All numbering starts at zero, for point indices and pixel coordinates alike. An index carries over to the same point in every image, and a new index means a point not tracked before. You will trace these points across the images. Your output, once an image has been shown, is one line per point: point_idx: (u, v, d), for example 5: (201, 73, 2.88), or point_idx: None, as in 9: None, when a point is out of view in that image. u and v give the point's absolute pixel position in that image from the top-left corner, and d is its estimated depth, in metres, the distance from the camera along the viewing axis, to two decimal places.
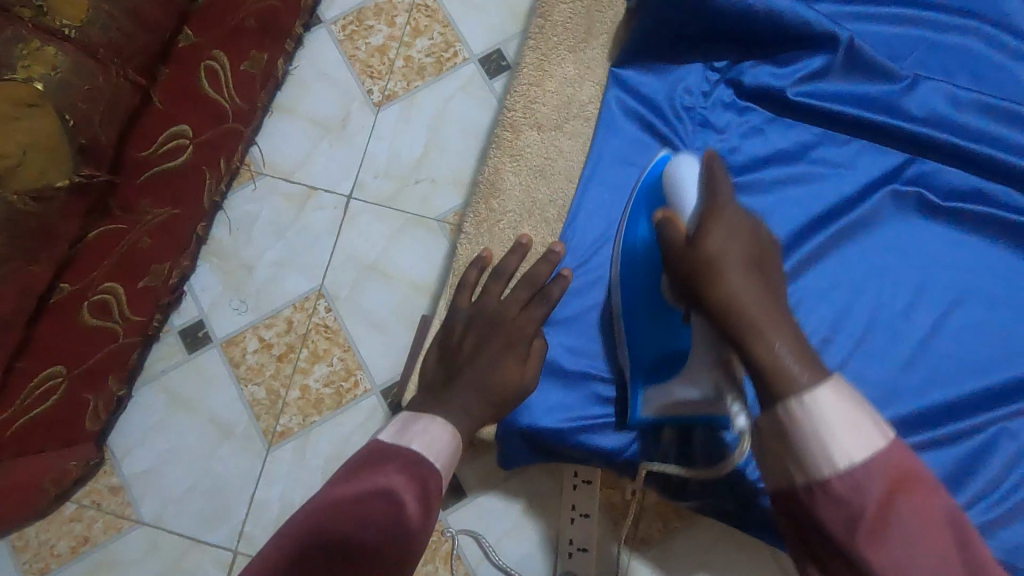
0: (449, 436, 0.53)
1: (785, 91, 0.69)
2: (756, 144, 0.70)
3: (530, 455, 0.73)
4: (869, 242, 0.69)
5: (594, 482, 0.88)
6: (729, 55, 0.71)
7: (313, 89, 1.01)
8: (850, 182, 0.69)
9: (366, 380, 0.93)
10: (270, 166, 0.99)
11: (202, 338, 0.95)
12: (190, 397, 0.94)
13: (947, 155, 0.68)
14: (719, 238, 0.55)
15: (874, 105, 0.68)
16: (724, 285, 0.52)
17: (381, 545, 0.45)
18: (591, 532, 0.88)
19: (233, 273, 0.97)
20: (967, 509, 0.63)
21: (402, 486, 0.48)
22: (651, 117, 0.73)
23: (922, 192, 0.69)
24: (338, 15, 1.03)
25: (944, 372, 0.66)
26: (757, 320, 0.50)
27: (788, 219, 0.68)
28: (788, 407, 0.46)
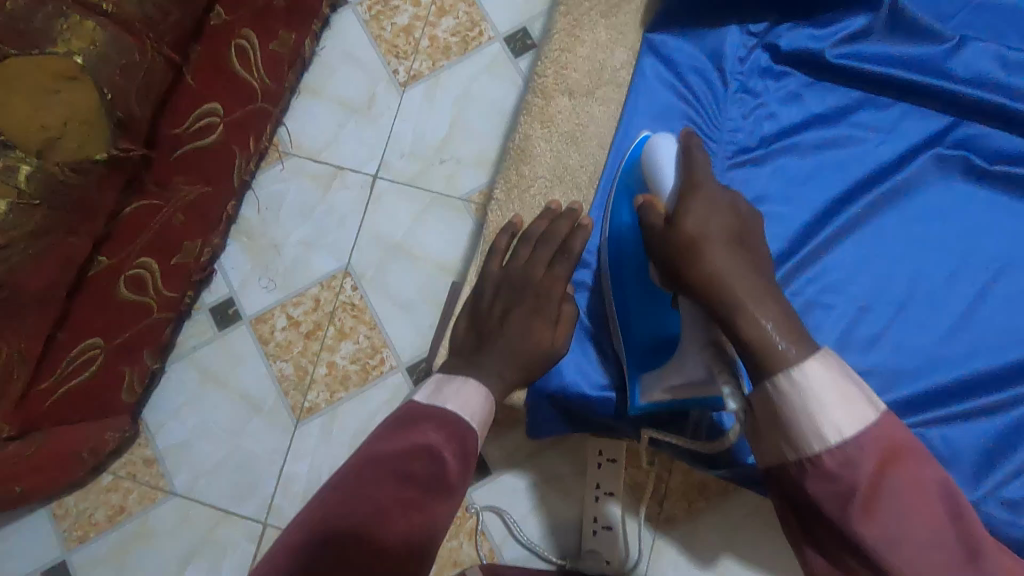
0: (484, 397, 0.54)
1: (824, 54, 0.66)
2: (793, 109, 0.67)
3: (556, 422, 0.70)
4: (909, 209, 0.66)
5: (618, 461, 0.87)
6: (768, 16, 0.68)
7: (342, 67, 1.01)
8: (891, 146, 0.66)
9: (393, 356, 0.94)
10: (298, 145, 1.00)
11: (232, 315, 0.97)
12: (221, 373, 0.96)
13: (993, 120, 0.65)
14: (697, 216, 0.53)
15: (919, 66, 0.65)
16: (703, 262, 0.51)
17: (421, 499, 0.46)
18: (615, 510, 0.87)
19: (262, 251, 0.98)
20: (1009, 483, 0.61)
21: (441, 444, 0.48)
22: (683, 86, 0.69)
23: (968, 156, 0.65)
24: None
25: (988, 342, 0.63)
26: (741, 296, 0.48)
27: (826, 186, 0.66)
28: (778, 386, 0.45)
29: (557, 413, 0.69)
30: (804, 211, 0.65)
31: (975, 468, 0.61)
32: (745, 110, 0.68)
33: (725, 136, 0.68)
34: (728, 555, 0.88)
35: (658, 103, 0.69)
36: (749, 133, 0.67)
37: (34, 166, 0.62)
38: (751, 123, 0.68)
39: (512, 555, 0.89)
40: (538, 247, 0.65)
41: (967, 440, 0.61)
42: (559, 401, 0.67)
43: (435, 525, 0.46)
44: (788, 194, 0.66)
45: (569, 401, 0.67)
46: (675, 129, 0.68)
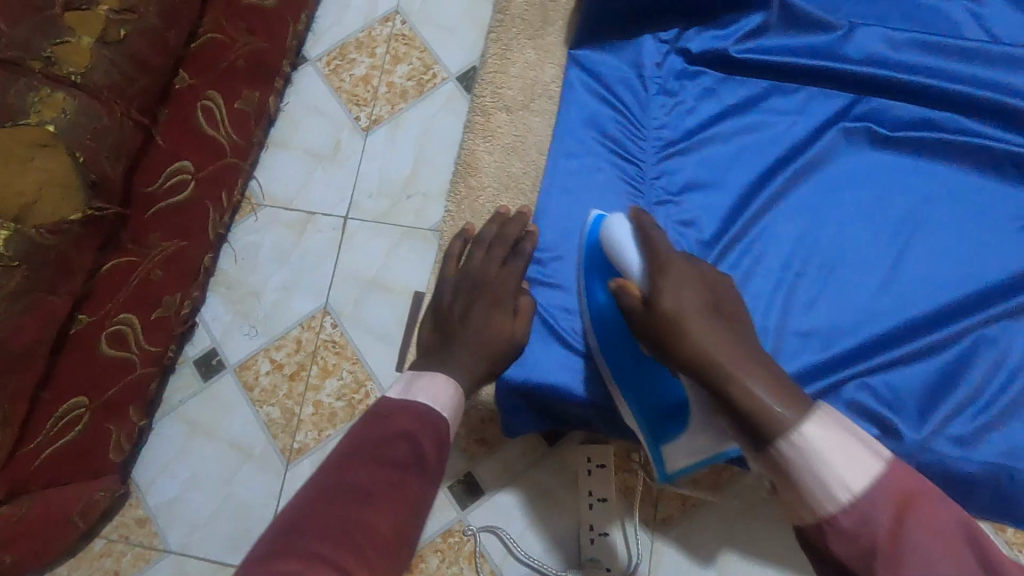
0: (453, 385, 0.57)
1: (728, 51, 0.72)
2: (710, 103, 0.73)
3: (525, 412, 0.71)
4: (825, 180, 0.70)
5: (607, 466, 0.89)
6: (675, 25, 0.74)
7: (304, 121, 1.07)
8: (802, 125, 0.71)
9: (376, 389, 0.96)
10: (269, 197, 1.05)
11: (216, 365, 0.99)
12: (208, 424, 0.97)
13: (895, 93, 0.70)
14: (671, 294, 0.57)
15: (815, 54, 0.71)
16: (689, 340, 0.54)
17: (403, 480, 0.49)
18: (610, 516, 0.88)
19: (240, 301, 1.01)
20: (957, 419, 0.64)
21: (418, 432, 0.52)
22: (609, 95, 0.74)
23: (870, 126, 0.71)
24: (324, 51, 1.10)
25: (914, 293, 0.66)
26: (725, 368, 0.51)
27: (747, 167, 0.70)
28: (781, 453, 0.47)
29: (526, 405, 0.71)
30: (731, 193, 0.70)
31: (920, 408, 0.64)
32: (666, 108, 0.73)
33: (651, 134, 0.73)
34: (728, 549, 0.88)
35: (588, 109, 0.74)
36: (673, 127, 0.73)
37: (12, 230, 0.65)
38: (672, 119, 0.73)
39: None
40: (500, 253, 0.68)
41: (911, 383, 0.64)
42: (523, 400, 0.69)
43: (417, 506, 0.49)
44: (715, 179, 0.70)
45: (540, 399, 0.69)
46: (605, 130, 0.73)
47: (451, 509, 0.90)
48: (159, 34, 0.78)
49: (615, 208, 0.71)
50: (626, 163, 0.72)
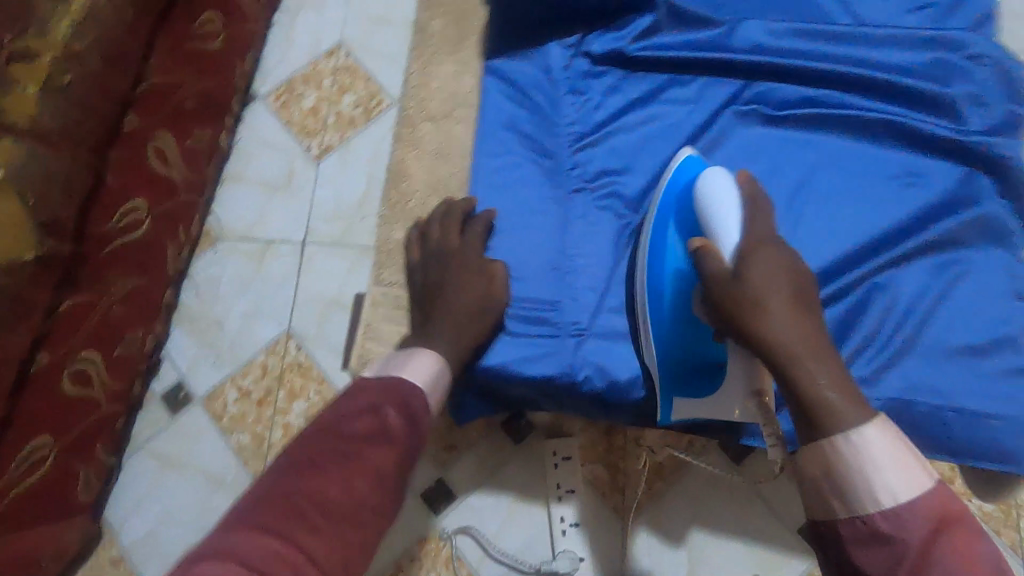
0: (427, 361, 0.64)
1: (626, 50, 0.78)
2: (616, 98, 0.78)
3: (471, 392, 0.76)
4: (728, 155, 0.76)
5: (572, 458, 0.92)
6: (579, 30, 0.80)
7: (258, 155, 1.12)
8: (699, 111, 0.77)
9: None
10: (227, 230, 1.08)
11: (184, 398, 1.00)
12: (179, 457, 0.97)
13: (779, 76, 0.76)
14: (761, 272, 0.57)
15: (706, 48, 0.77)
16: (767, 320, 0.54)
17: (364, 449, 0.55)
18: (579, 506, 0.90)
19: (205, 332, 1.03)
20: (859, 360, 0.69)
21: (387, 406, 0.58)
22: (525, 99, 0.79)
23: (761, 108, 0.76)
24: (273, 87, 1.15)
25: (814, 253, 0.72)
26: (799, 355, 0.53)
27: (652, 153, 0.77)
28: (836, 452, 0.49)
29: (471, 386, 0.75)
30: (645, 174, 0.76)
31: None
32: (577, 105, 0.79)
33: (565, 130, 0.78)
34: (696, 528, 0.90)
35: (504, 113, 0.78)
36: (585, 123, 0.78)
37: None
38: (583, 116, 0.78)
39: None
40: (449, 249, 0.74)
41: None
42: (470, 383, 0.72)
43: (380, 474, 0.54)
44: (624, 165, 0.77)
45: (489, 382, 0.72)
46: (522, 130, 0.78)
47: (425, 516, 0.92)
48: (103, 79, 0.81)
49: (542, 201, 0.76)
50: (545, 158, 0.78)
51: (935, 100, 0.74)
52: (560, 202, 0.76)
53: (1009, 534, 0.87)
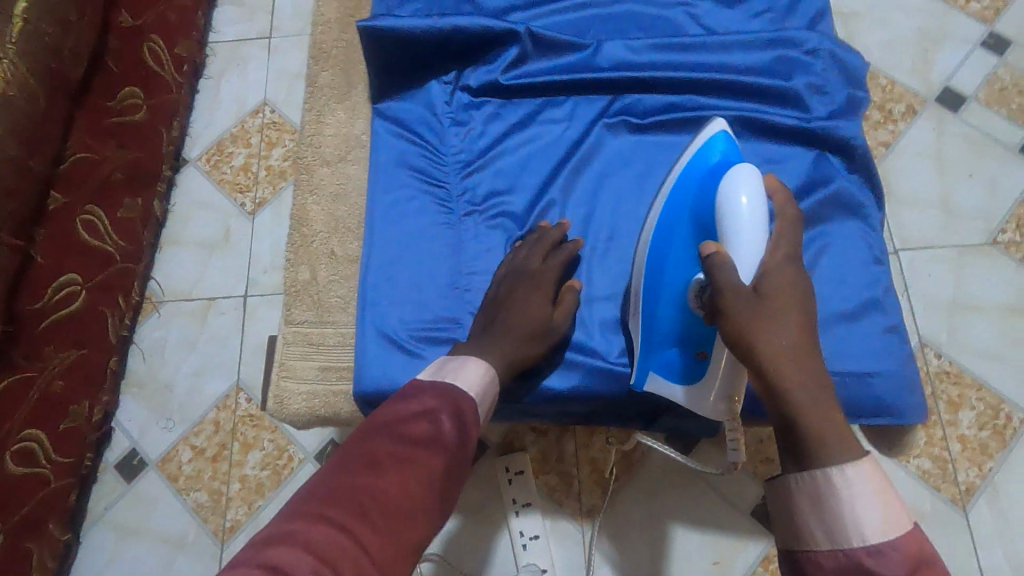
0: (482, 371, 0.58)
1: (497, 80, 0.72)
2: (496, 125, 0.72)
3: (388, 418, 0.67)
4: (601, 167, 0.71)
5: (525, 471, 0.94)
6: (453, 67, 0.73)
7: (193, 216, 1.14)
8: (573, 129, 0.72)
9: (299, 451, 0.99)
10: (169, 291, 1.09)
11: (138, 464, 1.00)
12: (136, 524, 0.97)
13: (649, 87, 0.72)
14: (779, 292, 0.52)
15: (577, 69, 0.73)
16: (773, 340, 0.50)
17: (416, 452, 0.52)
18: (536, 518, 0.92)
19: (154, 396, 1.04)
20: None
21: (439, 412, 0.54)
22: (410, 134, 0.71)
23: (628, 119, 0.72)
24: (202, 150, 1.18)
25: None
26: (797, 386, 0.49)
27: (533, 174, 0.70)
28: (831, 482, 0.46)
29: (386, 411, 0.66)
30: (530, 194, 0.70)
31: None
32: (461, 137, 0.71)
33: (452, 161, 0.71)
34: (652, 523, 0.93)
35: (393, 152, 0.71)
36: (469, 150, 0.71)
37: None
38: (468, 147, 0.71)
39: None
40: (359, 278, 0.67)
41: None
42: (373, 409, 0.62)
43: (428, 479, 0.51)
44: (509, 188, 0.70)
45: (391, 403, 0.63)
46: (409, 163, 0.70)
47: None
48: None
49: (433, 229, 0.68)
50: (433, 187, 0.70)
51: (780, 93, 0.71)
52: (451, 227, 0.68)
53: (949, 489, 0.91)
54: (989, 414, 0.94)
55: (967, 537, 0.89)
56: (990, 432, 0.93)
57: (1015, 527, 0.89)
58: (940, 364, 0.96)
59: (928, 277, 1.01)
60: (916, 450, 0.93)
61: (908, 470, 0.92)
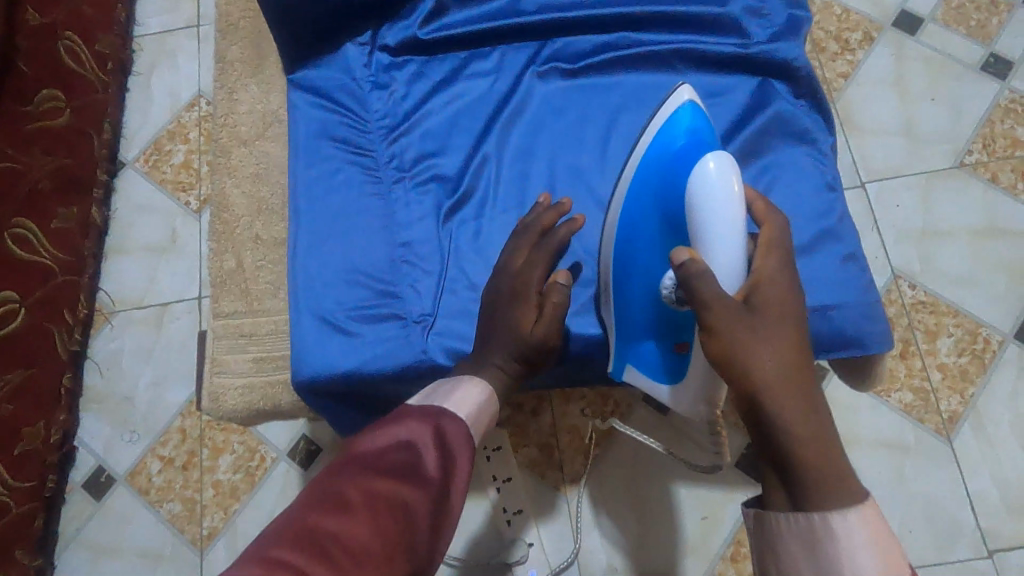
0: (477, 392, 0.55)
1: (416, 36, 0.68)
2: (420, 85, 0.68)
3: (342, 411, 0.62)
4: (534, 118, 0.67)
5: (502, 446, 0.91)
6: (369, 26, 0.68)
7: (136, 221, 1.08)
8: (501, 81, 0.68)
9: (271, 450, 0.96)
10: (120, 301, 1.04)
11: (106, 481, 0.97)
12: (111, 541, 0.94)
13: (578, 28, 0.68)
14: (771, 314, 0.50)
15: (500, 16, 0.68)
16: (763, 365, 0.48)
17: (393, 484, 0.47)
18: (518, 492, 0.90)
19: (116, 410, 1.00)
20: None
21: (421, 441, 0.51)
22: (331, 104, 0.67)
23: (558, 64, 0.68)
24: (140, 151, 1.12)
25: None
26: (789, 419, 0.47)
27: (464, 131, 0.66)
28: (828, 528, 0.45)
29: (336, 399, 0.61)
30: (462, 151, 0.66)
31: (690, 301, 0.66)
32: (384, 100, 0.67)
33: (376, 126, 0.67)
34: (638, 484, 0.91)
35: (313, 121, 0.66)
36: (394, 114, 0.67)
37: None
38: (392, 111, 0.67)
39: None
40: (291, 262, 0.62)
41: None
42: (317, 402, 0.57)
43: (404, 516, 0.46)
44: (440, 148, 0.66)
45: (338, 391, 0.59)
46: (330, 132, 0.66)
47: None
48: None
49: (361, 201, 0.64)
50: (360, 156, 0.65)
51: (718, 20, 0.67)
52: (381, 194, 0.64)
53: (932, 419, 0.89)
54: (967, 340, 0.92)
55: (954, 465, 0.88)
56: (969, 357, 0.91)
57: (1001, 450, 0.88)
58: (915, 294, 0.94)
59: (897, 208, 0.98)
60: (897, 384, 0.91)
61: (889, 405, 0.90)
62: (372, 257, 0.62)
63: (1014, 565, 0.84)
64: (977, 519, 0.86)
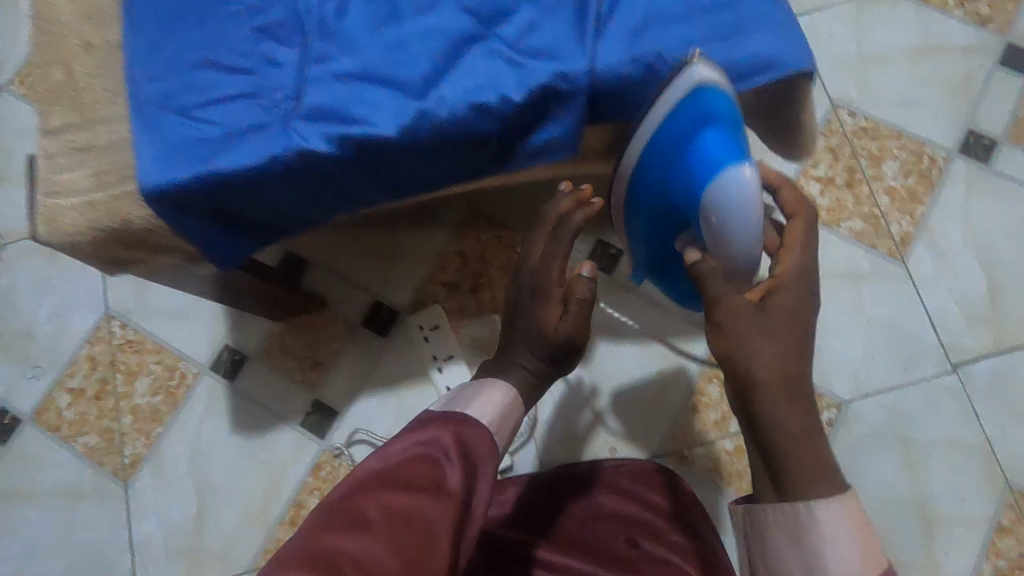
0: (498, 397, 0.55)
1: None
2: None
3: (224, 237, 0.52)
4: None
5: (440, 325, 0.86)
6: None
7: (17, 146, 0.98)
8: None
9: (192, 366, 0.88)
10: (6, 233, 0.94)
11: (10, 423, 0.87)
12: (23, 485, 0.85)
13: None
14: (780, 309, 0.47)
15: None
16: (766, 362, 0.46)
17: (414, 496, 0.43)
18: (462, 369, 0.84)
19: (14, 347, 0.90)
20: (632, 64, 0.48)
21: (446, 451, 0.47)
22: None
23: None
24: (12, 72, 1.00)
25: None
26: (788, 421, 0.46)
27: None
28: (813, 516, 0.45)
29: (212, 222, 0.50)
30: None
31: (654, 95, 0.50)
32: None
33: None
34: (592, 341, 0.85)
35: None
36: None
37: None
38: None
39: None
40: (114, 65, 0.49)
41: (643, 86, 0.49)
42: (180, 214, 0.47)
43: (426, 533, 0.41)
44: None
45: (201, 204, 0.48)
46: None
47: (312, 443, 0.84)
48: None
49: None
50: None
51: None
52: None
53: (884, 243, 0.85)
54: (912, 161, 0.88)
55: (910, 286, 0.84)
56: (916, 177, 0.87)
57: (955, 266, 0.84)
58: (856, 121, 0.90)
59: (831, 37, 0.92)
60: (846, 213, 0.87)
61: (840, 235, 0.86)
62: (226, 39, 0.48)
63: (980, 376, 0.81)
64: (939, 336, 0.82)
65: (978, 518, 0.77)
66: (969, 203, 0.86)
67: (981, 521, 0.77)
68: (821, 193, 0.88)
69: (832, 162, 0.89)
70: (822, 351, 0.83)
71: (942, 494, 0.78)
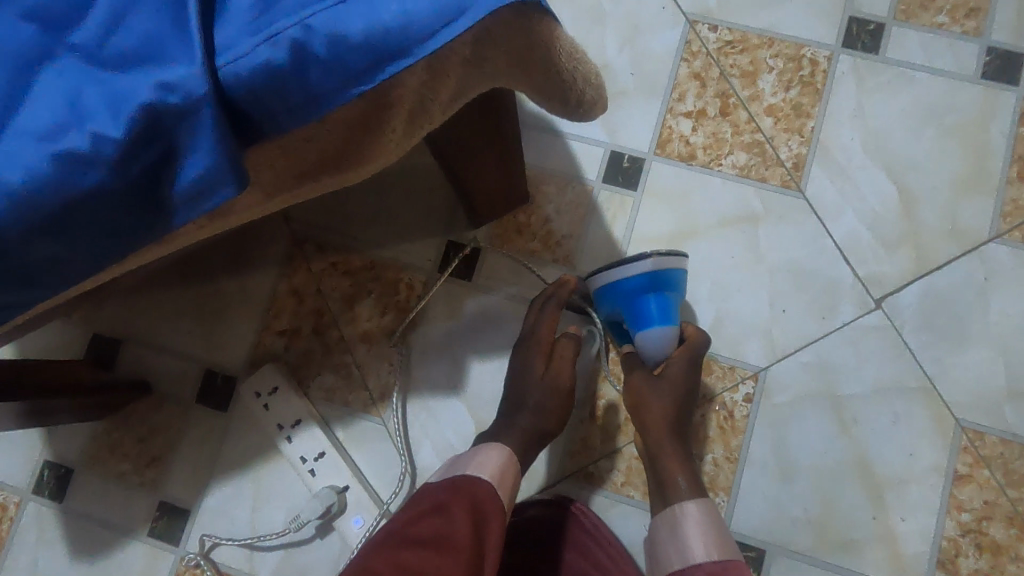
0: (495, 452, 0.57)
1: None
2: None
3: None
4: None
5: (280, 386, 0.71)
6: None
7: None
8: None
9: (11, 494, 0.74)
10: None
11: None
12: None
13: None
14: (673, 376, 0.61)
15: None
16: (654, 404, 0.60)
17: (424, 554, 0.45)
18: (313, 433, 0.70)
19: None
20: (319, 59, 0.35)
21: (452, 504, 0.50)
22: None
23: None
24: None
25: None
26: (668, 445, 0.59)
27: None
28: (682, 509, 0.56)
29: None
30: None
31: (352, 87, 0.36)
32: None
33: None
34: (463, 366, 0.72)
35: None
36: None
37: None
38: None
39: (269, 567, 0.70)
40: None
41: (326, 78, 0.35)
42: None
43: None
44: None
45: None
46: None
47: (167, 553, 0.72)
48: None
49: None
50: None
51: None
52: None
53: (775, 173, 0.72)
54: (791, 69, 0.74)
55: (813, 217, 0.71)
56: (798, 88, 0.74)
57: (860, 183, 0.72)
58: (718, 36, 0.75)
59: None
60: (726, 147, 0.73)
61: (723, 174, 0.73)
62: None
63: (908, 306, 0.69)
64: (854, 269, 0.70)
65: (930, 470, 0.66)
66: (863, 105, 0.73)
67: (935, 473, 0.66)
68: (693, 129, 0.74)
69: (700, 90, 0.74)
70: (725, 316, 0.70)
71: (887, 452, 0.67)
